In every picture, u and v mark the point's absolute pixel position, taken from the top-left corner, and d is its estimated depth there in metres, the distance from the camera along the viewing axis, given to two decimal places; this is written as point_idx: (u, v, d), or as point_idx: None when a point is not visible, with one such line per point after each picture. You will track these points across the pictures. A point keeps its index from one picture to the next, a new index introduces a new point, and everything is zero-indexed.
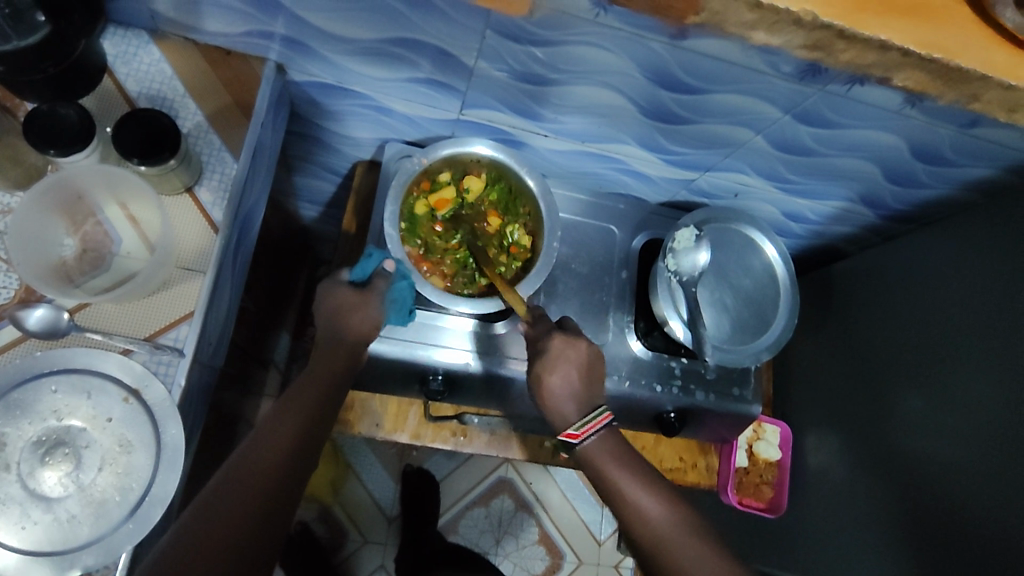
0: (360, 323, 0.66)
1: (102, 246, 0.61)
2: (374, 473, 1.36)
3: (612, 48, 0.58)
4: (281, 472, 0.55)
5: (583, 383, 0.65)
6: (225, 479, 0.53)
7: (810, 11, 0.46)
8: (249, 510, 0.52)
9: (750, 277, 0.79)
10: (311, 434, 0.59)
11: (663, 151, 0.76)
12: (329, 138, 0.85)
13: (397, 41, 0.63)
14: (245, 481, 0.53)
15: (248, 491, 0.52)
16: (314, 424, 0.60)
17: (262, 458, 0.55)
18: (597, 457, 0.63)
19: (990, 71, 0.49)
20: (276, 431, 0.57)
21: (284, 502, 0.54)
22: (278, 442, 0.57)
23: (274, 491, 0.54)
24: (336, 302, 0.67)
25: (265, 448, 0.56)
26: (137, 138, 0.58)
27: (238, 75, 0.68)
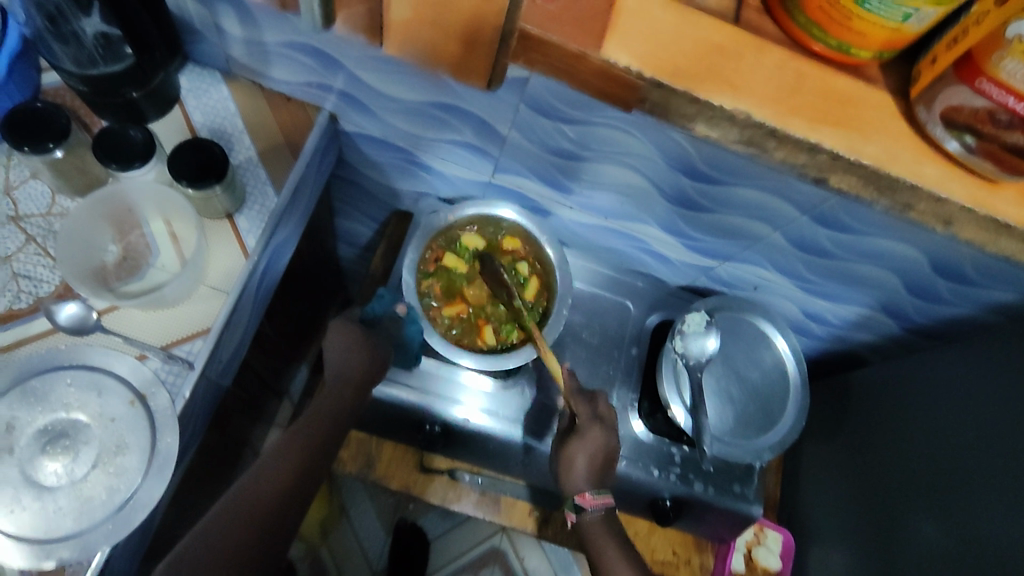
0: (367, 362, 0.70)
1: (141, 256, 0.65)
2: (367, 522, 1.34)
3: (635, 134, 0.62)
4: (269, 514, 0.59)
5: (600, 467, 0.70)
6: (225, 511, 0.57)
7: (742, 109, 0.50)
8: (245, 542, 0.57)
9: (760, 371, 0.77)
10: (311, 472, 0.64)
11: (683, 236, 0.78)
12: (369, 186, 0.90)
13: (440, 105, 0.68)
14: (247, 513, 0.58)
15: (249, 525, 0.57)
16: (315, 459, 0.64)
17: (258, 496, 0.59)
18: (597, 534, 0.69)
19: (918, 183, 0.51)
20: (279, 464, 0.62)
21: (277, 537, 0.59)
22: (277, 480, 0.61)
23: (267, 528, 0.58)
24: (347, 336, 0.71)
25: (269, 484, 0.60)
26: (190, 163, 0.62)
27: (293, 119, 0.74)
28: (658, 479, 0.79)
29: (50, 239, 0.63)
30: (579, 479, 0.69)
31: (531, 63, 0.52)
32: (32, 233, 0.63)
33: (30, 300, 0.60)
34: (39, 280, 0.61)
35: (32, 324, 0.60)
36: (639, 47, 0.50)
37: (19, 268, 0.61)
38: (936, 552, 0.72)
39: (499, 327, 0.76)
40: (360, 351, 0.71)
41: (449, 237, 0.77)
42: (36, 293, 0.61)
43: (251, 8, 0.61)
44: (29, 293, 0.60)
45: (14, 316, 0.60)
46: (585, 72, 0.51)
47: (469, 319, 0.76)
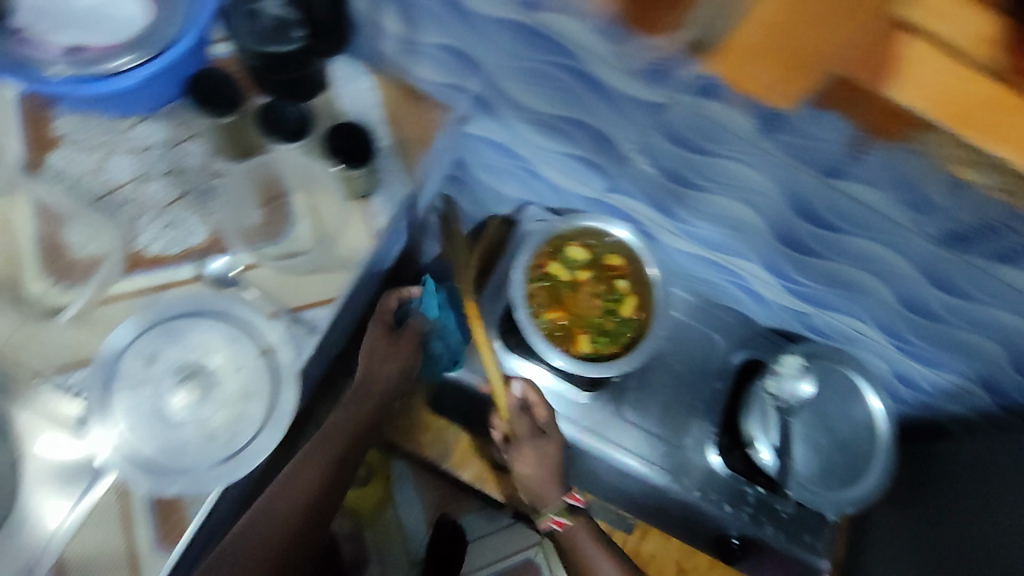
0: (390, 377, 0.77)
1: (279, 222, 0.69)
2: (411, 509, 1.36)
3: (764, 172, 0.63)
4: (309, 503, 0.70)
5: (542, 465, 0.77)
6: (247, 528, 0.65)
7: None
8: (270, 552, 0.66)
9: (847, 425, 0.74)
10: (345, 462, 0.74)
11: (787, 278, 0.78)
12: (477, 187, 0.94)
13: (572, 121, 0.70)
14: (268, 525, 0.66)
15: (274, 538, 0.66)
16: (333, 477, 0.72)
17: (301, 487, 0.69)
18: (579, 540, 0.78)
19: None
20: (299, 480, 0.70)
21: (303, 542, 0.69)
22: (296, 497, 0.69)
23: (289, 539, 0.67)
24: (372, 346, 0.76)
25: (291, 496, 0.68)
26: (340, 141, 0.67)
27: (427, 114, 0.78)
28: (728, 514, 0.80)
29: (204, 195, 0.67)
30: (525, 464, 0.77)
31: (780, 66, 0.37)
32: (186, 188, 0.67)
33: (180, 249, 0.64)
34: (188, 231, 0.65)
35: (177, 271, 0.64)
36: (942, 79, 0.34)
37: (172, 218, 0.65)
38: None
39: (592, 337, 0.77)
40: (392, 361, 0.77)
41: (556, 247, 0.78)
42: (187, 243, 0.65)
43: (415, 9, 0.65)
44: (180, 242, 0.65)
45: (164, 259, 0.64)
46: (853, 98, 0.37)
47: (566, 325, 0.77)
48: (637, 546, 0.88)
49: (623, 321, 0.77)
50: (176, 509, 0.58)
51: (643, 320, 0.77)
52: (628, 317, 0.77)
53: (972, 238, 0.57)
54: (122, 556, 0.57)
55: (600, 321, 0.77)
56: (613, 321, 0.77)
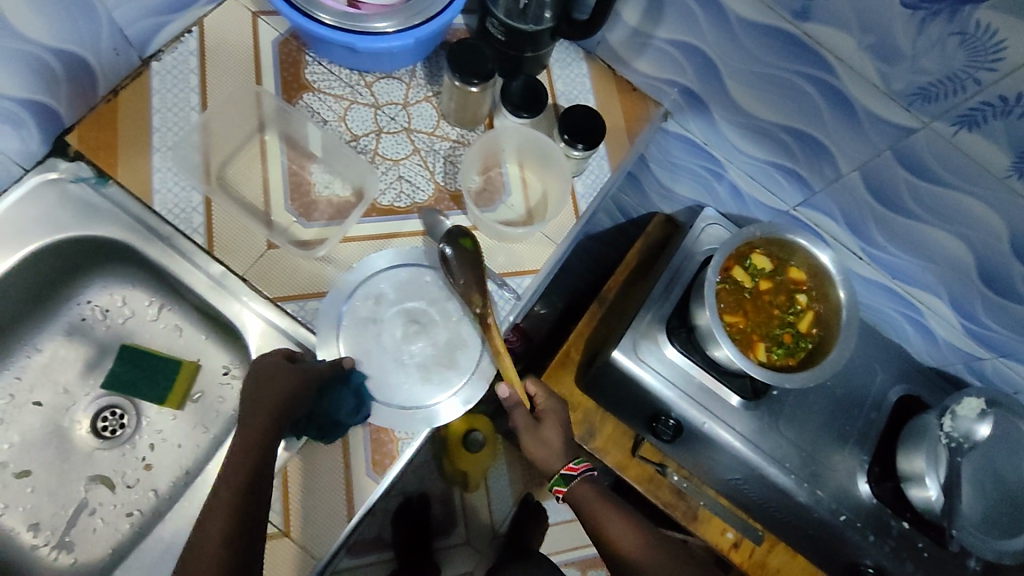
0: (282, 384, 0.58)
1: (494, 190, 0.72)
2: (499, 485, 1.39)
3: (997, 210, 0.63)
4: (247, 510, 0.53)
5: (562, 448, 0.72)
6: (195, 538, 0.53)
7: None
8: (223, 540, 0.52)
9: (1019, 475, 0.74)
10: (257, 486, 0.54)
11: (972, 319, 0.78)
12: (648, 184, 0.96)
13: (791, 130, 0.71)
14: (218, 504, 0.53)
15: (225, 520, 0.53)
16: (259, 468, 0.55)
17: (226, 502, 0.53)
18: (586, 499, 0.72)
19: None
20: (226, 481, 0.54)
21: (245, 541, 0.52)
22: (233, 476, 0.54)
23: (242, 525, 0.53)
24: (266, 369, 0.59)
25: (226, 487, 0.54)
26: (574, 121, 0.69)
27: (634, 108, 0.80)
28: (869, 543, 0.79)
29: (433, 157, 0.72)
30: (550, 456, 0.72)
31: None
32: (418, 145, 0.72)
33: (408, 203, 0.70)
34: (416, 187, 0.70)
35: (407, 222, 0.69)
36: None
37: (403, 172, 0.71)
38: None
39: (767, 347, 0.77)
40: (285, 372, 0.59)
41: (741, 253, 0.79)
42: (414, 198, 0.70)
43: (666, 3, 0.67)
44: (408, 197, 0.70)
45: (394, 211, 0.69)
46: None
47: (743, 332, 0.77)
48: (762, 559, 0.85)
49: (800, 339, 0.77)
50: (388, 439, 0.63)
51: (820, 339, 0.77)
52: (806, 335, 0.77)
53: None
54: (338, 468, 0.63)
55: (778, 334, 0.77)
56: (791, 336, 0.77)
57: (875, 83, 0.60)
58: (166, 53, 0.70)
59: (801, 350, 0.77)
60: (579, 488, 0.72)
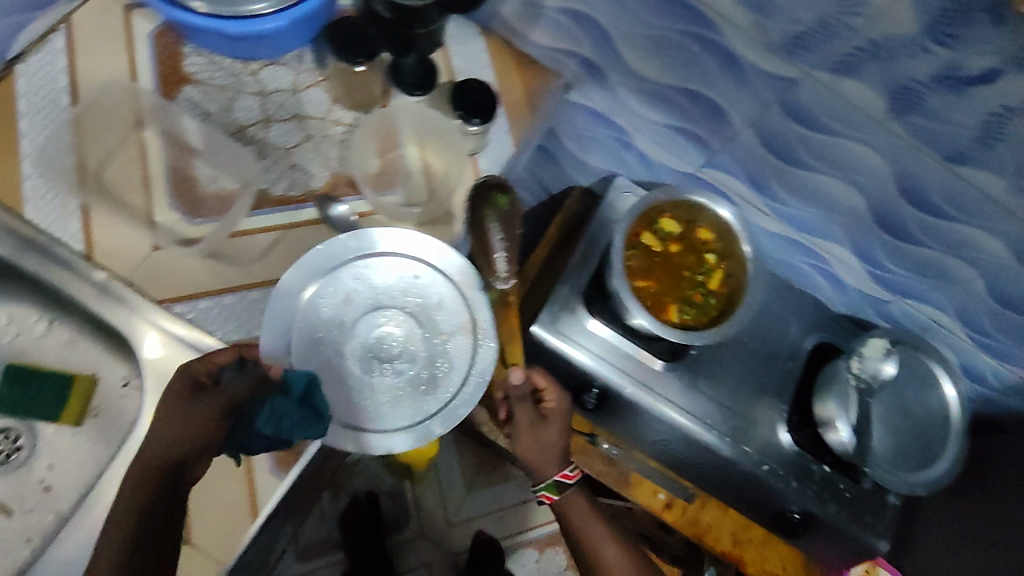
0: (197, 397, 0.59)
1: (394, 172, 0.70)
2: (450, 474, 1.39)
3: (883, 153, 0.64)
4: (139, 521, 0.59)
5: (558, 451, 0.75)
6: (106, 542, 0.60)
7: None
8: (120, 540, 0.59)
9: (925, 409, 0.77)
10: (156, 506, 0.60)
11: (874, 265, 0.80)
12: (562, 157, 0.95)
13: (685, 91, 0.71)
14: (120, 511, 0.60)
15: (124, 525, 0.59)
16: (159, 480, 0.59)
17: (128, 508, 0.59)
18: (573, 511, 0.80)
19: None
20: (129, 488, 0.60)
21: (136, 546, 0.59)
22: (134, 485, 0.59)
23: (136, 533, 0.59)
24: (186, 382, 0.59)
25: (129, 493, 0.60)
26: (466, 97, 0.69)
27: (533, 81, 0.80)
28: (794, 490, 0.82)
29: (327, 144, 0.70)
30: (541, 459, 0.75)
31: None
32: (310, 132, 0.70)
33: (301, 191, 0.67)
34: (311, 175, 0.68)
35: (302, 211, 0.67)
36: None
37: (296, 161, 0.68)
38: None
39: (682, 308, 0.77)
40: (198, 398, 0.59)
41: (649, 217, 0.79)
42: (308, 186, 0.68)
43: None
44: (302, 185, 0.68)
45: (287, 201, 0.67)
46: None
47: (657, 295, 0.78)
48: (695, 516, 0.88)
49: (711, 295, 0.78)
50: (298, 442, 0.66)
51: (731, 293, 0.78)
52: (718, 290, 0.78)
53: None
54: (243, 487, 0.67)
55: (689, 292, 0.78)
56: (701, 292, 0.78)
57: (755, 36, 0.60)
58: (32, 54, 0.66)
59: (714, 305, 0.78)
60: (572, 499, 0.80)
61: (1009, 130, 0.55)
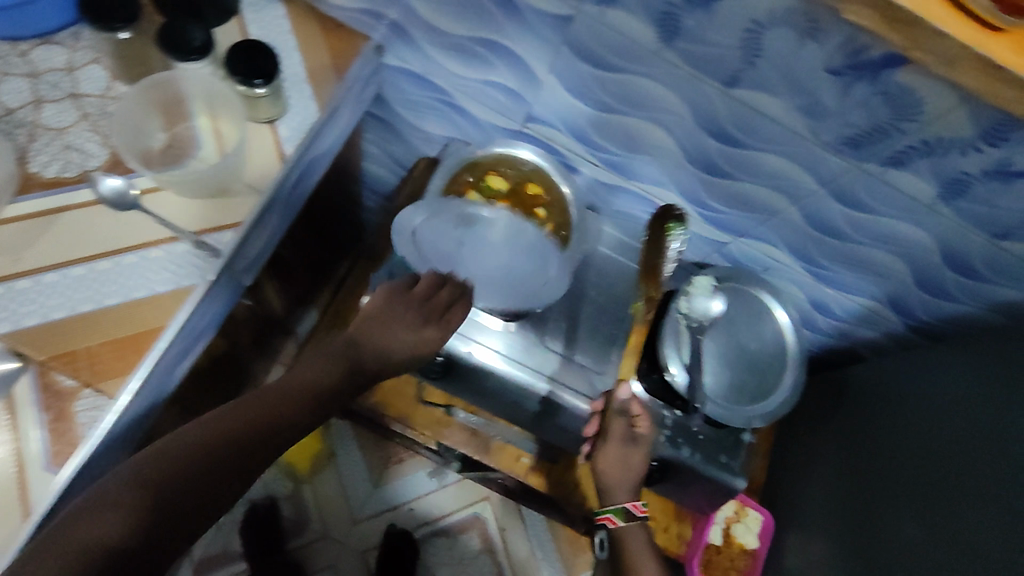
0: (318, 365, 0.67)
1: (184, 146, 0.67)
2: (354, 470, 1.36)
3: (668, 85, 0.64)
4: (174, 497, 0.52)
5: (629, 474, 0.78)
6: (96, 509, 0.50)
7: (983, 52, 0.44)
8: (139, 519, 0.51)
9: (759, 342, 0.79)
10: (205, 482, 0.54)
11: (703, 206, 0.80)
12: (403, 128, 0.93)
13: (484, 42, 0.70)
14: (150, 492, 0.52)
15: (156, 494, 0.52)
16: (236, 449, 0.57)
17: (151, 485, 0.52)
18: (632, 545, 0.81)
19: None
20: (173, 459, 0.54)
21: (161, 532, 0.52)
22: (185, 452, 0.54)
23: (162, 520, 0.52)
24: (378, 309, 0.72)
25: (170, 464, 0.53)
26: (242, 60, 0.64)
27: (340, 44, 0.75)
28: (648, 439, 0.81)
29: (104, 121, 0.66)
30: (618, 483, 0.78)
31: None
32: (87, 111, 0.66)
33: (76, 171, 0.64)
34: (87, 154, 0.64)
35: (77, 193, 0.63)
36: None
37: (71, 141, 0.65)
38: (908, 552, 0.71)
39: None
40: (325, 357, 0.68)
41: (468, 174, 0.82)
42: (85, 166, 0.64)
43: None
44: (77, 165, 0.64)
45: (61, 183, 0.63)
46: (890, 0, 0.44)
47: None
48: (559, 476, 0.90)
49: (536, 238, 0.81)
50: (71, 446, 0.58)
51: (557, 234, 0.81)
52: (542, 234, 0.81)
53: (863, 139, 0.59)
54: None
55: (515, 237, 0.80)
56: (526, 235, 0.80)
57: None
58: None
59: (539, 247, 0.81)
60: (631, 533, 0.81)
61: (765, 48, 0.54)
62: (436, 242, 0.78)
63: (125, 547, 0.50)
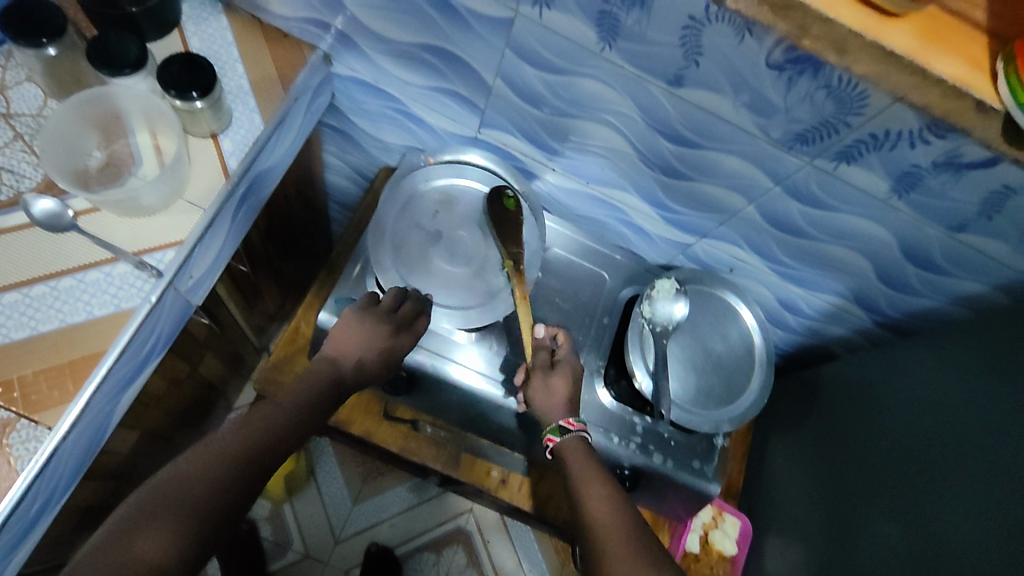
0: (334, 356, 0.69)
1: (123, 164, 0.65)
2: (333, 488, 1.34)
3: (614, 86, 0.63)
4: (235, 478, 0.54)
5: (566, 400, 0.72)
6: (155, 497, 0.50)
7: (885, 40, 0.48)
8: (201, 492, 0.51)
9: (724, 344, 0.77)
10: (259, 457, 0.56)
11: (663, 208, 0.79)
12: (361, 139, 0.92)
13: (429, 48, 0.69)
14: (206, 474, 0.52)
15: (212, 482, 0.52)
16: (282, 435, 0.60)
17: (210, 459, 0.54)
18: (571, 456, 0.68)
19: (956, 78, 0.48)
20: (226, 441, 0.56)
21: (222, 506, 0.52)
22: (234, 439, 0.56)
23: (222, 497, 0.52)
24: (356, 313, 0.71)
25: (223, 446, 0.55)
26: (176, 73, 0.62)
27: (287, 56, 0.75)
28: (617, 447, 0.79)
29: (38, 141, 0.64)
30: (550, 407, 0.71)
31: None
32: (21, 132, 0.64)
33: (9, 194, 0.62)
34: (21, 176, 0.63)
35: (12, 216, 0.61)
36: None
37: (4, 163, 0.63)
38: (885, 553, 0.69)
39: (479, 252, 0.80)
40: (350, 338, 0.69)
41: None
42: (18, 188, 0.62)
43: None
44: (11, 189, 0.62)
45: None
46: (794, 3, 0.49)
47: None
48: (533, 488, 0.89)
49: None
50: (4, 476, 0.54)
51: None
52: None
53: (812, 135, 0.59)
54: None
55: None
56: None
57: None
58: None
59: None
60: (571, 448, 0.69)
61: (705, 44, 0.54)
62: (410, 232, 0.77)
63: (188, 519, 0.50)
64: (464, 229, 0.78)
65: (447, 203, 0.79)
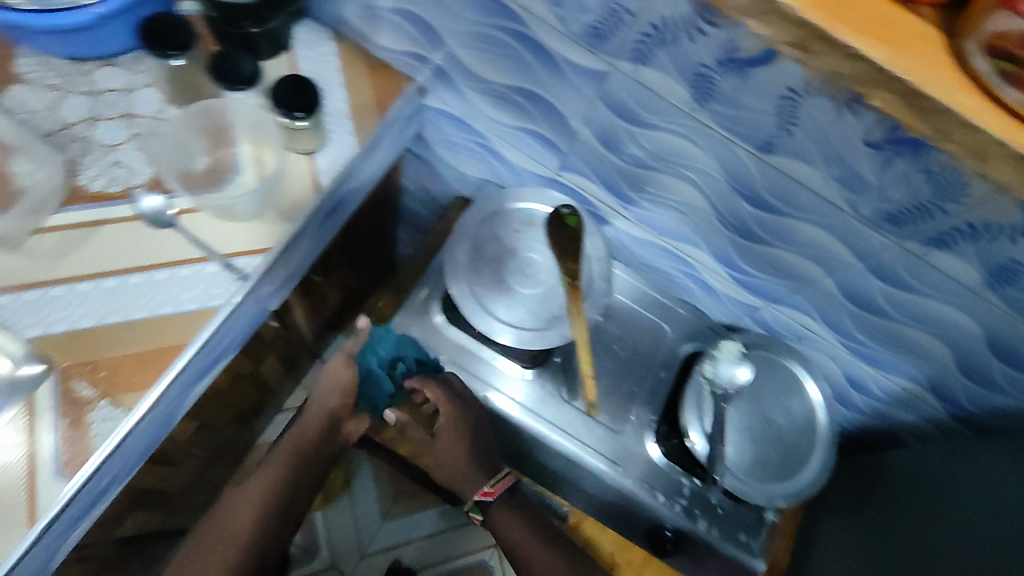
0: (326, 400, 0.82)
1: (224, 170, 0.69)
2: (366, 502, 1.35)
3: (700, 145, 0.63)
4: (273, 514, 0.79)
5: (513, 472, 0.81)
6: (201, 539, 0.75)
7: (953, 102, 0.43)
8: (238, 546, 0.75)
9: (787, 417, 0.75)
10: (280, 504, 0.79)
11: (735, 269, 0.78)
12: (440, 167, 0.95)
13: (521, 90, 0.71)
14: (230, 527, 0.76)
15: (237, 540, 0.75)
16: (297, 482, 0.82)
17: (242, 518, 0.77)
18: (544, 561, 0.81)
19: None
20: (247, 499, 0.78)
21: (261, 544, 0.78)
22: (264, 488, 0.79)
23: (253, 536, 0.77)
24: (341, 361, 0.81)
25: (253, 496, 0.78)
26: (286, 95, 0.66)
27: (385, 85, 0.77)
28: (660, 505, 0.77)
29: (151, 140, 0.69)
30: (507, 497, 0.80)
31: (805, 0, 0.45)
32: (137, 130, 0.70)
33: (121, 187, 0.67)
34: (133, 171, 0.67)
35: (119, 208, 0.66)
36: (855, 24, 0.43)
37: (119, 158, 0.68)
38: None
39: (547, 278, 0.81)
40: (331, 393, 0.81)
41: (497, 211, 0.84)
42: (129, 182, 0.67)
43: None
44: (123, 181, 0.67)
45: (106, 197, 0.66)
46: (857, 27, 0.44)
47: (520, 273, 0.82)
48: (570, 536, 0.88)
49: None
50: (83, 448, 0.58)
51: None
52: None
53: (903, 216, 0.57)
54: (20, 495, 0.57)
55: None
56: None
57: (557, 27, 0.60)
58: None
59: None
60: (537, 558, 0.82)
61: (801, 116, 0.53)
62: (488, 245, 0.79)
63: (241, 542, 0.76)
64: (540, 250, 0.78)
65: (529, 224, 0.79)
